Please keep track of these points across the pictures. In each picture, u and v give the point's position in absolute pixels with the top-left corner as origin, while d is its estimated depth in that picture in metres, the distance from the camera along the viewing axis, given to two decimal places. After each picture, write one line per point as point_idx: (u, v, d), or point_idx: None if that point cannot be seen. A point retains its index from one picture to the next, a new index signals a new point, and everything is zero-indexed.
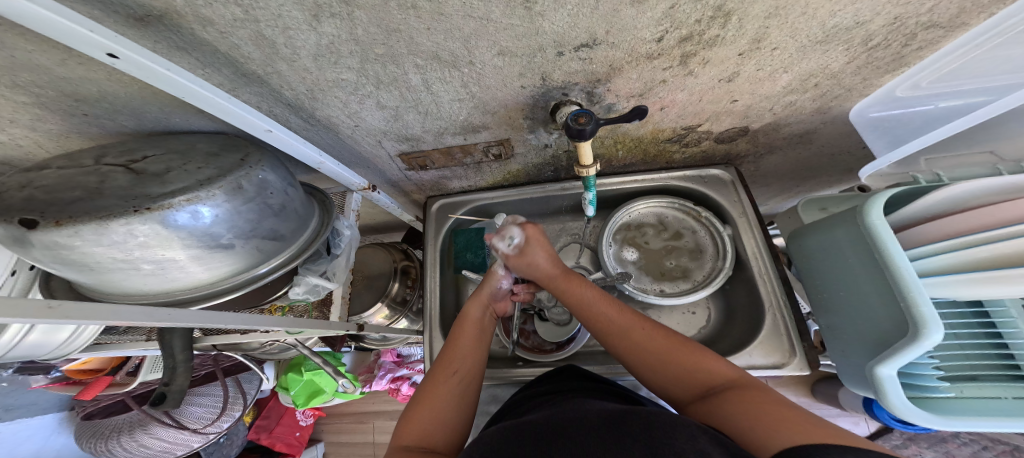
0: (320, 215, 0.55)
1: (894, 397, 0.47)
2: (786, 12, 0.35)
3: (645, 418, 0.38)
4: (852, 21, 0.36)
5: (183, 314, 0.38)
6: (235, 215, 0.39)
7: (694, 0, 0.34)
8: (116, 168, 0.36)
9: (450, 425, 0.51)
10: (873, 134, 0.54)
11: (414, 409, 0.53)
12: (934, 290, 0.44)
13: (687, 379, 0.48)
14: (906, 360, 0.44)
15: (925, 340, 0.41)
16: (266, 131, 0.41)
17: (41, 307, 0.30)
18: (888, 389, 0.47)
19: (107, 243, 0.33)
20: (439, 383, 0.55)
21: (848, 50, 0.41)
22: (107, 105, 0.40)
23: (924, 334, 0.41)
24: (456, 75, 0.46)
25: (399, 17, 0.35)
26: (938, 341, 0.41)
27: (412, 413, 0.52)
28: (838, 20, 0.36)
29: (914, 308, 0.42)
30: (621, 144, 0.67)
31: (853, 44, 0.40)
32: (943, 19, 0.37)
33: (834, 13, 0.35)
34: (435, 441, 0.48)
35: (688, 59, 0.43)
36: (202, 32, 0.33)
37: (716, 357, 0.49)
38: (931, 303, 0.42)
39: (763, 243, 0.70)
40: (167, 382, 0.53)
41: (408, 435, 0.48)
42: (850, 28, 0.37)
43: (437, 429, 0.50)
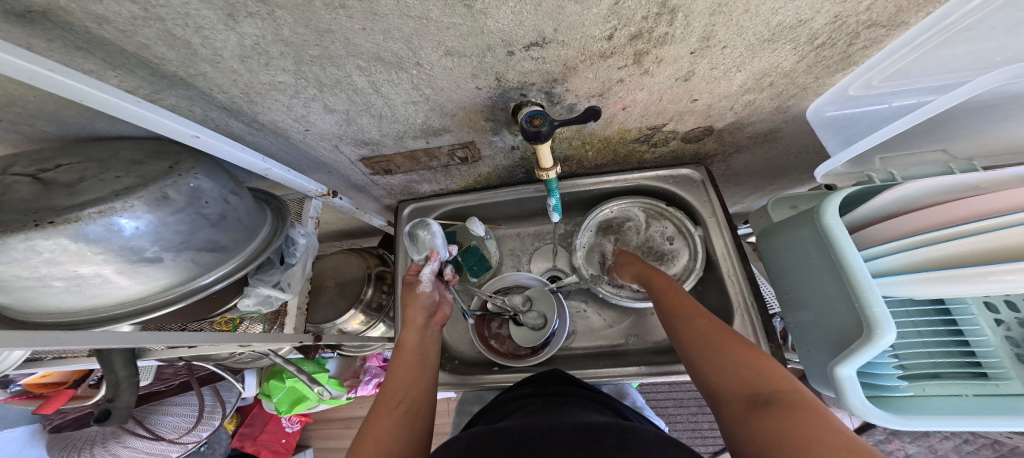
0: (274, 222, 0.53)
1: (854, 397, 0.47)
2: (729, 9, 0.34)
3: (612, 440, 0.36)
4: (795, 19, 0.35)
5: (86, 336, 0.35)
6: (161, 227, 0.36)
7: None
8: (21, 179, 0.34)
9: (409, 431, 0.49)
10: (827, 134, 0.54)
11: (366, 431, 0.48)
12: (889, 288, 0.44)
13: (727, 377, 0.43)
14: (864, 360, 0.44)
15: (880, 340, 0.42)
16: (192, 136, 0.39)
17: None
18: (847, 390, 0.47)
19: (10, 259, 0.31)
20: (386, 403, 0.52)
21: (796, 49, 0.40)
22: (20, 110, 0.37)
23: (877, 334, 0.42)
24: (405, 77, 0.44)
25: (328, 18, 0.33)
26: (892, 341, 0.41)
27: (363, 442, 0.47)
28: (780, 18, 0.35)
29: (868, 309, 0.43)
30: (590, 144, 0.66)
31: (800, 42, 0.39)
32: (883, 18, 0.36)
33: (776, 11, 0.34)
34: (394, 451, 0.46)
35: (642, 58, 0.41)
36: (100, 30, 0.31)
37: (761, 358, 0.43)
38: (883, 303, 0.43)
39: (732, 244, 0.70)
40: (111, 398, 0.51)
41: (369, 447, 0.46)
42: (794, 26, 0.36)
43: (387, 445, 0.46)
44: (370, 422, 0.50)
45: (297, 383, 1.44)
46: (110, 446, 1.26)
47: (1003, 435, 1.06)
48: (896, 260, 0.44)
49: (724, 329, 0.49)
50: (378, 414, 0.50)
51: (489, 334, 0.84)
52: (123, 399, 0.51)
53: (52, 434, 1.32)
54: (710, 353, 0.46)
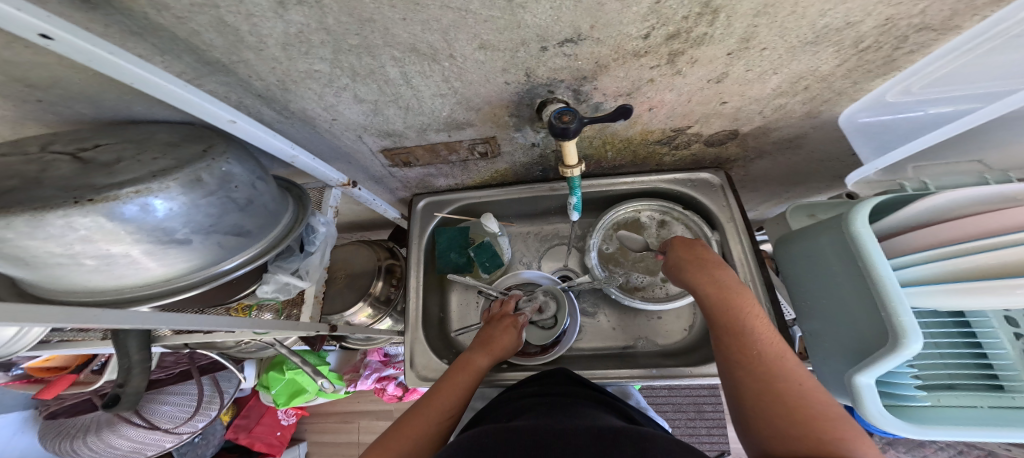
0: (295, 210, 0.53)
1: (872, 405, 0.48)
2: (775, 10, 0.33)
3: (631, 445, 0.36)
4: (843, 22, 0.35)
5: (122, 315, 0.35)
6: (193, 209, 0.36)
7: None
8: (61, 158, 0.34)
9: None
10: (859, 140, 0.54)
11: (396, 429, 0.53)
12: (918, 298, 0.44)
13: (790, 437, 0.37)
14: (884, 370, 0.45)
15: (905, 349, 0.42)
16: (229, 121, 0.39)
17: None
18: (866, 397, 0.48)
19: (43, 236, 0.31)
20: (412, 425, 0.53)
21: (839, 52, 0.40)
22: (62, 91, 0.37)
23: (904, 343, 0.42)
24: (436, 69, 0.44)
25: (372, 7, 0.33)
26: (917, 351, 0.42)
27: (392, 436, 0.51)
28: (828, 20, 0.35)
29: (895, 318, 0.43)
30: (611, 144, 0.65)
31: (844, 45, 0.38)
32: (936, 22, 0.36)
33: (824, 13, 0.34)
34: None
35: (676, 58, 0.41)
36: (156, 16, 0.31)
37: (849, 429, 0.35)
38: (911, 313, 0.43)
39: (750, 249, 0.70)
40: (121, 384, 0.50)
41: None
42: (841, 28, 0.36)
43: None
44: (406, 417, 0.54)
45: (296, 377, 1.45)
46: (105, 436, 1.26)
47: (997, 446, 1.06)
48: (925, 270, 0.44)
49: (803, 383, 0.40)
50: (413, 417, 0.54)
51: None
52: (134, 385, 0.50)
53: (48, 420, 1.31)
54: (776, 399, 0.40)
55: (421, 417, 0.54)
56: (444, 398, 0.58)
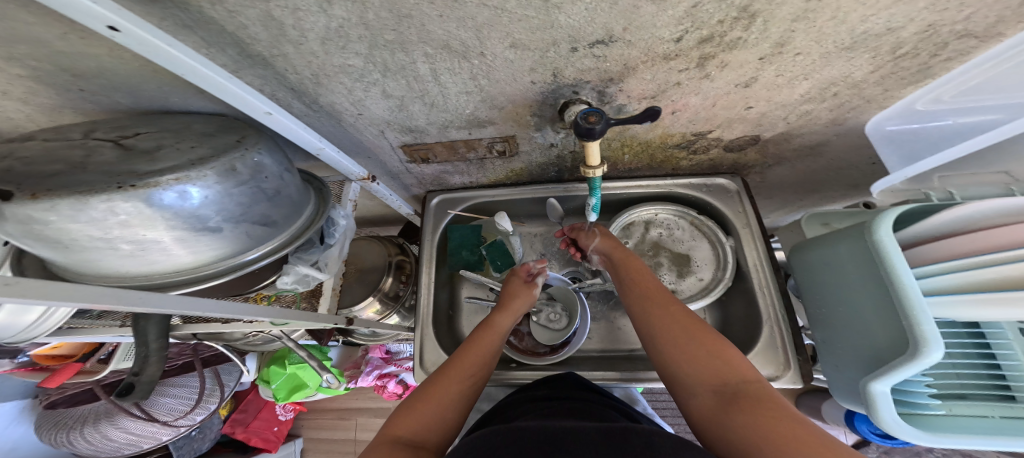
0: (316, 203, 0.53)
1: (886, 413, 0.48)
2: (815, 15, 0.34)
3: (639, 440, 0.36)
4: (884, 27, 0.35)
5: (169, 299, 0.36)
6: (225, 198, 0.37)
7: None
8: (104, 143, 0.35)
9: (448, 421, 0.50)
10: (887, 148, 0.54)
11: (424, 393, 0.53)
12: (944, 308, 0.45)
13: (700, 369, 0.46)
14: (901, 377, 0.46)
15: (924, 357, 0.43)
16: (265, 113, 0.40)
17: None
18: (879, 405, 0.48)
19: (85, 220, 0.31)
20: (432, 393, 0.52)
21: (875, 59, 0.40)
22: (104, 82, 0.40)
23: (924, 351, 0.43)
24: (466, 67, 0.45)
25: (411, 3, 0.35)
26: (937, 359, 0.43)
27: (420, 401, 0.52)
28: (869, 25, 0.35)
29: (917, 326, 0.44)
30: (628, 148, 0.66)
31: (881, 51, 0.39)
32: (979, 29, 0.36)
33: (866, 18, 0.34)
34: (430, 437, 0.48)
35: (706, 62, 0.41)
36: (211, 10, 0.34)
37: (737, 354, 0.47)
38: (933, 322, 0.44)
39: (766, 256, 0.72)
40: (136, 372, 0.48)
41: (404, 428, 0.48)
42: (881, 34, 0.36)
43: (423, 432, 0.48)
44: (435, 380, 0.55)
45: (298, 371, 1.46)
46: (102, 428, 1.26)
47: None
48: (948, 281, 0.45)
49: (690, 317, 0.52)
50: (441, 379, 0.54)
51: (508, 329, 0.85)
52: (150, 373, 0.48)
53: (45, 411, 1.30)
54: (679, 342, 0.49)
55: (440, 384, 0.54)
56: (469, 363, 0.57)
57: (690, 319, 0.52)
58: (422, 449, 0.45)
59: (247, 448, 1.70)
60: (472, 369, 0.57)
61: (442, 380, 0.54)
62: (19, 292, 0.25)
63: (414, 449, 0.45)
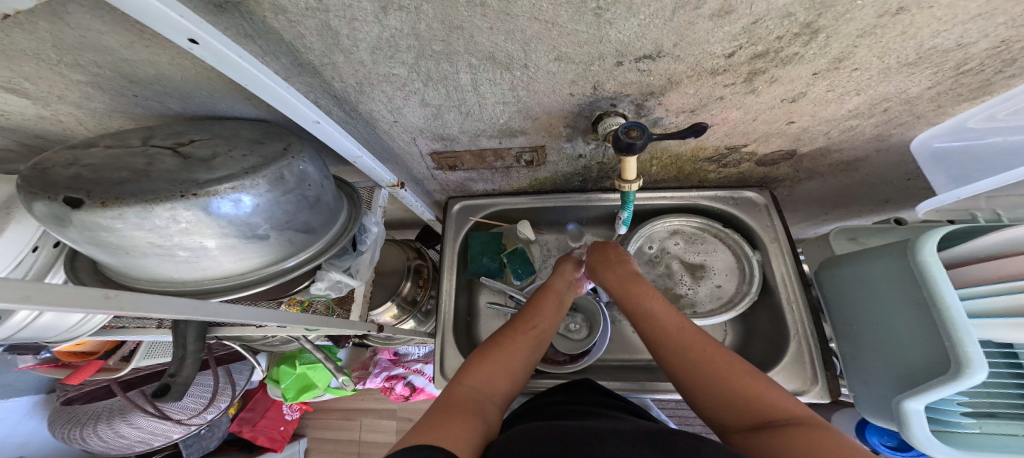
0: (349, 209, 0.53)
1: (918, 430, 0.50)
2: (883, 30, 0.33)
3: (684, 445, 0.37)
4: (954, 43, 0.35)
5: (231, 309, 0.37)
6: (273, 205, 0.38)
7: (782, 16, 0.32)
8: (163, 152, 0.36)
9: (514, 376, 0.55)
10: (936, 169, 0.53)
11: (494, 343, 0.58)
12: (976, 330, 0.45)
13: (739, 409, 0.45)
14: (937, 397, 0.47)
15: (967, 379, 0.43)
16: (314, 122, 0.43)
17: (99, 296, 0.26)
18: (913, 423, 0.50)
19: (149, 228, 0.32)
20: (500, 351, 0.56)
21: (937, 74, 0.39)
22: (160, 88, 0.44)
23: (966, 373, 0.43)
24: (507, 78, 0.45)
25: (465, 15, 0.35)
26: (980, 381, 0.43)
27: (491, 350, 0.57)
28: (938, 40, 0.34)
29: (960, 347, 0.44)
30: (658, 160, 0.66)
31: (944, 67, 0.38)
32: None
33: (937, 32, 0.33)
34: (499, 388, 0.53)
35: (755, 77, 0.41)
36: (273, 20, 0.35)
37: (776, 389, 0.45)
38: (976, 343, 0.44)
39: (794, 270, 0.71)
40: (173, 373, 0.48)
41: (475, 377, 0.52)
42: (950, 49, 0.35)
43: (493, 384, 0.53)
44: (509, 332, 0.59)
45: (308, 371, 1.46)
46: (115, 425, 1.26)
47: None
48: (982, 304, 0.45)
49: (715, 350, 0.50)
50: (511, 334, 0.59)
51: None
52: (185, 375, 0.48)
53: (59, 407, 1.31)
54: (712, 382, 0.48)
55: (510, 340, 0.58)
56: (539, 319, 0.62)
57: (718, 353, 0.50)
58: (490, 402, 0.50)
59: (253, 447, 1.69)
60: (538, 328, 0.61)
61: (513, 336, 0.59)
62: (119, 305, 0.27)
63: (484, 401, 0.50)
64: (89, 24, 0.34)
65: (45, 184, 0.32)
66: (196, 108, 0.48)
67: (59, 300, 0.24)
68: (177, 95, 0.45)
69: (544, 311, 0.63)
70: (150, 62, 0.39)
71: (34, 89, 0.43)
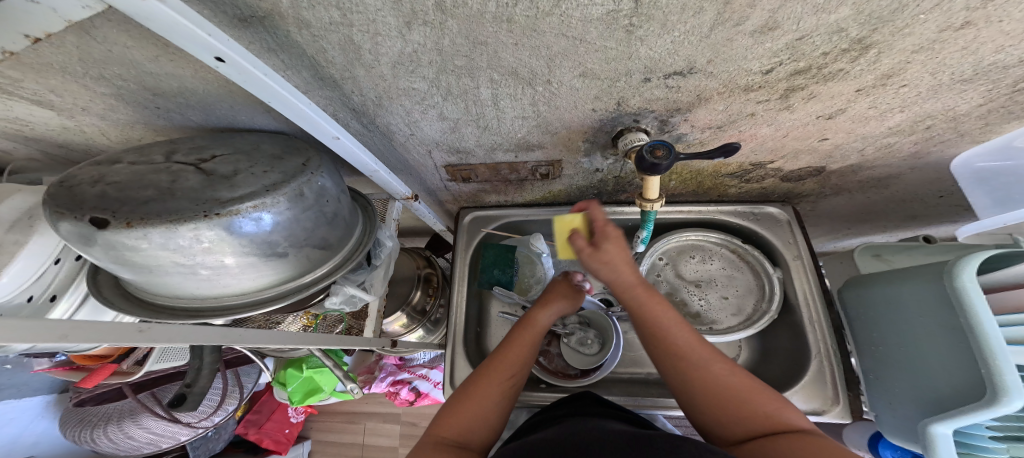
0: (364, 223, 0.53)
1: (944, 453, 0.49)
2: (941, 46, 0.31)
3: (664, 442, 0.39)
4: (1014, 60, 0.32)
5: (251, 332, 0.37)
6: (293, 223, 0.37)
7: (833, 31, 0.30)
8: (186, 168, 0.36)
9: (490, 422, 0.50)
10: (977, 190, 0.51)
11: (468, 389, 0.52)
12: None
13: (737, 414, 0.46)
14: (970, 422, 0.45)
15: (1001, 405, 0.42)
16: (334, 138, 0.42)
17: (133, 330, 0.28)
18: (940, 447, 0.49)
19: (173, 247, 0.32)
20: (470, 394, 0.51)
21: (989, 92, 0.37)
22: (182, 100, 0.44)
23: (1002, 401, 0.42)
24: (528, 93, 0.44)
25: (490, 31, 0.34)
26: (1016, 409, 0.41)
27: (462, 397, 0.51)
28: (999, 57, 0.32)
29: (997, 376, 0.42)
30: (678, 175, 0.64)
31: (999, 84, 0.36)
32: None
33: (998, 49, 0.31)
34: (475, 437, 0.48)
35: (792, 93, 0.39)
36: (296, 34, 0.35)
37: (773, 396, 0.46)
38: (1016, 373, 0.42)
39: (817, 288, 0.69)
40: (189, 383, 0.49)
41: (447, 426, 0.48)
42: (1008, 66, 0.33)
43: (468, 433, 0.48)
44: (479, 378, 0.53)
45: (314, 375, 1.46)
46: (125, 426, 1.27)
47: None
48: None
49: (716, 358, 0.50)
50: (483, 378, 0.53)
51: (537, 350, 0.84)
52: (202, 385, 0.49)
53: (71, 407, 1.33)
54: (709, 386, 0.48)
55: (485, 381, 0.52)
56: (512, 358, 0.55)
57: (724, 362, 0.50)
58: (465, 449, 0.46)
59: (259, 449, 1.69)
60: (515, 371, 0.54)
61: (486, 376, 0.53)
62: (148, 337, 0.29)
63: (458, 451, 0.45)
64: (115, 39, 0.33)
65: (73, 202, 0.32)
66: (217, 120, 0.48)
67: (90, 335, 0.26)
68: (199, 107, 0.45)
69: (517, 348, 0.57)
70: (173, 75, 0.39)
71: (60, 100, 0.43)
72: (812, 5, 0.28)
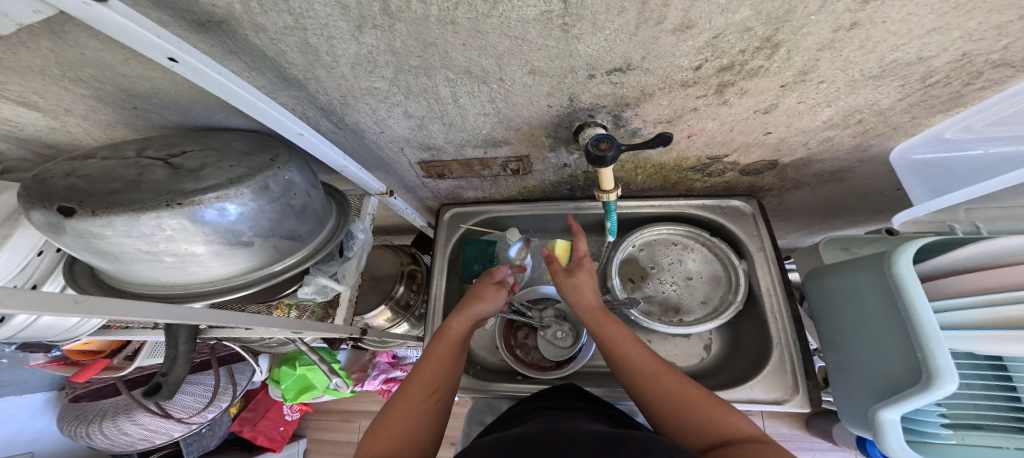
0: (337, 216, 0.55)
1: (893, 440, 0.50)
2: (842, 46, 0.34)
3: (636, 445, 0.38)
4: (915, 58, 0.35)
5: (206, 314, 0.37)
6: (258, 214, 0.39)
7: (742, 30, 0.33)
8: (155, 162, 0.38)
9: (420, 439, 0.51)
10: (913, 180, 0.54)
11: (393, 406, 0.53)
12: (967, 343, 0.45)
13: (705, 434, 0.45)
14: (914, 407, 0.47)
15: (938, 389, 0.43)
16: (298, 134, 0.45)
17: (68, 301, 0.28)
18: (887, 432, 0.50)
19: (136, 234, 0.34)
20: (396, 413, 0.52)
21: (904, 87, 0.40)
22: (158, 101, 0.46)
23: (937, 384, 0.43)
24: (484, 91, 0.47)
25: (437, 32, 0.37)
26: (950, 392, 0.43)
27: (387, 420, 0.51)
28: (898, 55, 0.35)
29: (931, 359, 0.44)
30: (642, 169, 0.66)
31: (910, 81, 0.39)
32: (1018, 60, 0.36)
33: (897, 48, 0.34)
34: (406, 456, 0.48)
35: (725, 89, 0.41)
36: (255, 38, 0.37)
37: (735, 412, 0.47)
38: (949, 356, 0.44)
39: (779, 280, 0.71)
40: (165, 372, 0.49)
41: (375, 448, 0.48)
42: (912, 63, 0.36)
43: (399, 450, 0.48)
44: (400, 396, 0.54)
45: (307, 373, 1.48)
46: (120, 422, 1.29)
47: None
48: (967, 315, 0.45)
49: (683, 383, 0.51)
50: (407, 395, 0.54)
51: (514, 343, 0.86)
52: (177, 374, 0.50)
53: (69, 404, 1.35)
54: (674, 407, 0.49)
55: (405, 401, 0.53)
56: (434, 369, 0.57)
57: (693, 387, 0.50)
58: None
59: (253, 447, 1.71)
60: (436, 383, 0.56)
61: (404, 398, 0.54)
62: (89, 309, 0.28)
63: None
64: (86, 43, 0.36)
65: (43, 194, 0.34)
66: (193, 119, 0.51)
67: (34, 303, 0.26)
68: (175, 107, 0.48)
69: (434, 360, 0.58)
70: (146, 77, 0.41)
71: (45, 102, 0.46)
72: (718, 7, 0.30)
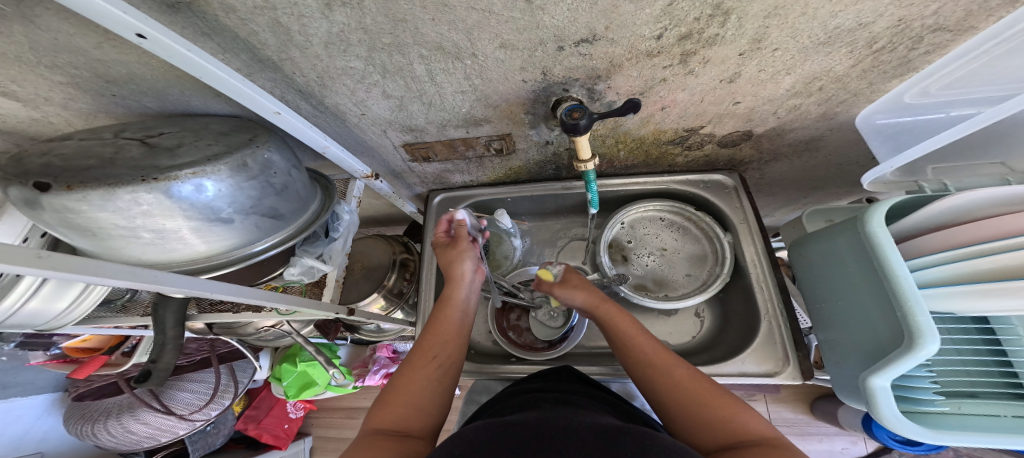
0: (322, 199, 0.56)
1: (885, 408, 0.47)
2: (786, 11, 0.36)
3: (633, 443, 0.35)
4: (856, 23, 0.38)
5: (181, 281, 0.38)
6: (237, 191, 0.40)
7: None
8: (131, 142, 0.39)
9: (425, 406, 0.50)
10: (878, 141, 0.58)
11: (399, 380, 0.53)
12: (947, 300, 0.44)
13: (716, 429, 0.44)
14: (899, 373, 0.45)
15: (920, 349, 0.42)
16: (275, 113, 0.45)
17: (31, 256, 0.28)
18: (879, 401, 0.47)
19: (112, 209, 0.35)
20: (408, 378, 0.53)
21: (853, 53, 0.43)
22: (135, 87, 0.47)
23: (920, 344, 0.42)
24: (459, 67, 0.47)
25: (405, 8, 0.37)
26: (934, 352, 0.42)
27: (393, 391, 0.52)
28: (839, 20, 0.38)
29: (910, 318, 0.43)
30: (623, 144, 0.67)
31: (857, 45, 0.42)
32: (951, 22, 0.39)
33: (835, 14, 0.37)
34: (413, 424, 0.48)
35: (688, 58, 0.43)
36: (225, 18, 0.38)
37: (752, 413, 0.46)
38: (927, 312, 0.43)
39: (763, 251, 0.72)
40: (153, 359, 0.51)
41: (381, 418, 0.48)
42: (854, 29, 0.39)
43: (405, 421, 0.48)
44: (406, 372, 0.54)
45: (308, 368, 1.50)
46: (124, 420, 1.31)
47: None
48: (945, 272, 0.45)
49: (700, 381, 0.50)
50: (414, 364, 0.55)
51: (507, 325, 0.87)
52: (165, 361, 0.51)
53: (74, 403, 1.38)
54: (689, 405, 0.48)
55: (412, 369, 0.54)
56: (440, 345, 0.58)
57: (712, 387, 0.49)
58: (408, 437, 0.45)
59: (258, 444, 1.72)
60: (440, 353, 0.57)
61: (413, 369, 0.54)
62: (51, 265, 0.29)
63: (399, 438, 0.45)
64: (58, 27, 0.37)
65: (19, 171, 0.35)
66: (172, 106, 0.51)
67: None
68: (152, 93, 0.49)
69: (442, 332, 0.60)
70: (121, 61, 0.42)
71: (23, 91, 0.46)
72: None
